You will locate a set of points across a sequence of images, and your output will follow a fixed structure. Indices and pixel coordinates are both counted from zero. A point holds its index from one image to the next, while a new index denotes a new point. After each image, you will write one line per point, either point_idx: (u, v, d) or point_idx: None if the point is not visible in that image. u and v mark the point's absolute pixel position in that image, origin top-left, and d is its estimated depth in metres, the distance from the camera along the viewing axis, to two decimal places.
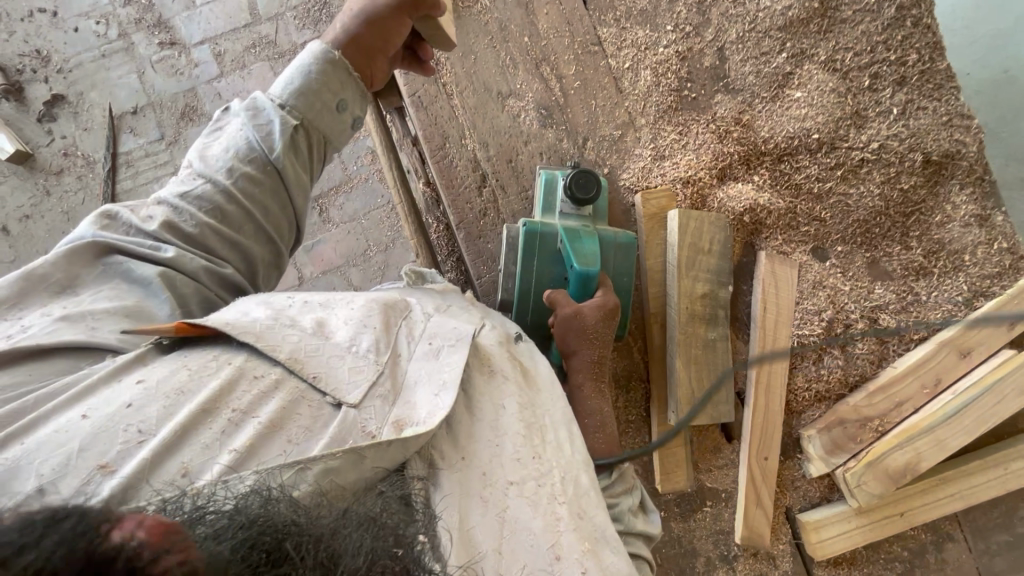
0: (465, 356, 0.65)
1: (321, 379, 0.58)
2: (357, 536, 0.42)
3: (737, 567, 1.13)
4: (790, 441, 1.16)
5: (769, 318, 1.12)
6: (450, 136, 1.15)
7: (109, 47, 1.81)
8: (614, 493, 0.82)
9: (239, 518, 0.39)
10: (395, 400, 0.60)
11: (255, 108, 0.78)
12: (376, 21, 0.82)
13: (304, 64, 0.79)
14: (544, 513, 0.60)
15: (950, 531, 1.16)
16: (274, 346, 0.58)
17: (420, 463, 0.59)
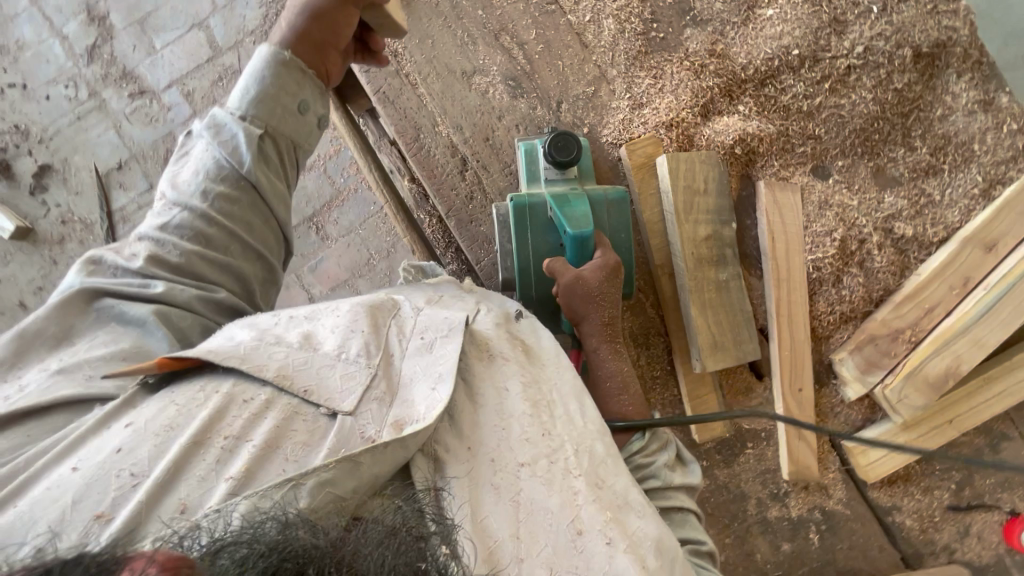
0: (459, 344, 0.65)
1: (313, 393, 0.58)
2: (378, 555, 0.41)
3: (789, 503, 1.12)
4: (822, 368, 1.13)
5: (780, 248, 1.09)
6: (422, 126, 1.13)
7: (82, 108, 1.82)
8: (649, 453, 0.80)
9: (258, 546, 0.39)
10: (391, 404, 0.59)
11: (216, 124, 0.77)
12: (322, 14, 0.80)
13: (256, 70, 0.78)
14: (559, 491, 0.59)
15: (1004, 430, 1.12)
16: (261, 366, 0.58)
17: (426, 463, 0.58)
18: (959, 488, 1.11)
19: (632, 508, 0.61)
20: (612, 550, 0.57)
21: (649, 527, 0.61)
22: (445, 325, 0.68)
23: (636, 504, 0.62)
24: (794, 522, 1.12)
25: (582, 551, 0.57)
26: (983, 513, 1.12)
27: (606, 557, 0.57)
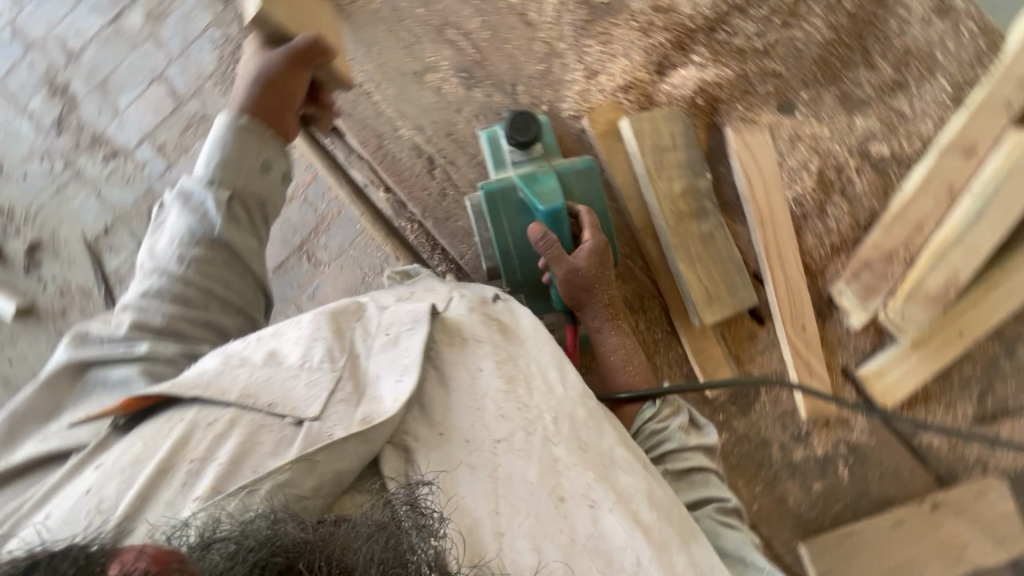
0: (423, 336, 0.66)
1: (277, 404, 0.59)
2: (367, 549, 0.46)
3: (812, 442, 1.11)
4: (823, 302, 1.12)
5: (758, 190, 1.08)
6: (383, 134, 1.13)
7: (61, 179, 1.81)
8: (662, 421, 0.85)
9: (249, 542, 0.45)
10: (359, 401, 0.61)
11: (185, 193, 0.77)
12: (278, 80, 0.80)
13: (216, 138, 0.78)
14: (536, 461, 0.61)
15: (1017, 331, 1.10)
16: (224, 390, 0.59)
17: (395, 455, 0.61)
18: (981, 398, 1.10)
19: (619, 467, 0.63)
20: (595, 511, 0.60)
21: (633, 486, 0.63)
22: (409, 318, 0.69)
23: (624, 462, 0.64)
24: (821, 460, 1.11)
25: (567, 515, 0.60)
26: (1010, 421, 1.10)
27: (590, 517, 0.60)
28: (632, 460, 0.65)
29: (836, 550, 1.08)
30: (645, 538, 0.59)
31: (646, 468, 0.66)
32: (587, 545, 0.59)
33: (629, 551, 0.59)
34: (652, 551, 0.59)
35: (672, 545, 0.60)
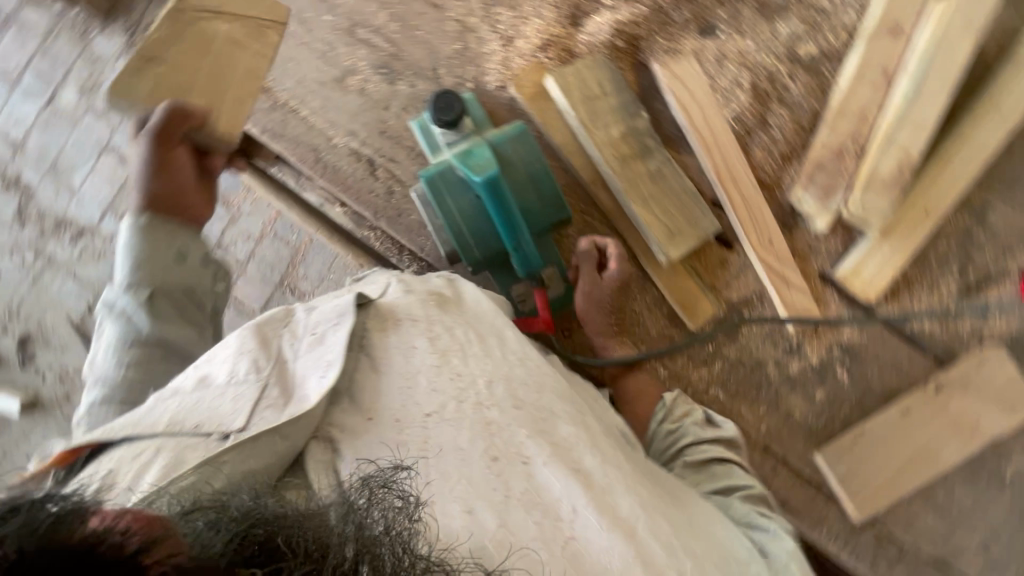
0: (346, 331, 0.74)
1: (203, 424, 0.67)
2: (341, 529, 0.57)
3: (805, 352, 1.10)
4: (785, 213, 1.11)
5: (697, 117, 1.07)
6: (319, 146, 1.13)
7: (36, 269, 1.79)
8: (676, 419, 0.98)
9: (230, 515, 0.55)
10: (286, 403, 0.69)
11: (110, 304, 0.88)
12: (156, 169, 0.93)
13: (127, 244, 0.89)
14: (468, 427, 0.69)
15: (984, 198, 1.10)
16: (154, 422, 0.68)
17: (319, 448, 0.68)
18: (962, 271, 1.09)
19: (558, 417, 0.73)
20: (530, 467, 0.68)
21: (564, 436, 0.71)
22: (335, 314, 0.78)
23: (562, 415, 0.73)
24: (818, 368, 1.10)
25: (502, 475, 0.67)
26: (995, 288, 1.09)
27: (523, 474, 0.67)
28: (569, 412, 0.74)
29: (850, 453, 1.08)
30: (580, 486, 0.67)
31: (585, 421, 0.74)
32: (524, 500, 0.66)
33: (566, 501, 0.66)
34: (586, 494, 0.67)
35: (613, 490, 0.68)
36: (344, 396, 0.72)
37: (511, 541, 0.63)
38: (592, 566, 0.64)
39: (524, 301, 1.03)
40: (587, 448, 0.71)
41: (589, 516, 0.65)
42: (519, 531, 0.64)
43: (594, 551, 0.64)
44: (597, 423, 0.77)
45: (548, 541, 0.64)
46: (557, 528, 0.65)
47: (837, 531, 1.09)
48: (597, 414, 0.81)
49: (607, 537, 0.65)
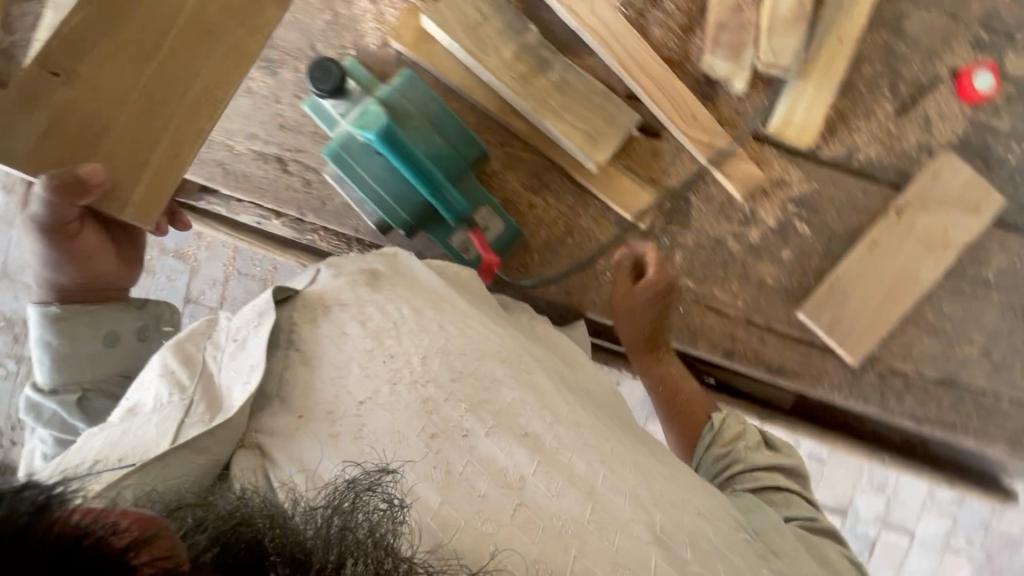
0: (267, 325, 0.83)
1: (128, 455, 0.75)
2: (323, 524, 0.60)
3: (760, 217, 1.08)
4: (702, 85, 1.07)
5: (586, 14, 1.03)
6: (224, 159, 1.10)
7: (20, 374, 1.77)
8: (725, 442, 1.05)
9: (221, 515, 0.59)
10: (211, 416, 0.77)
11: (36, 404, 0.96)
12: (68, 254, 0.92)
13: (43, 337, 0.96)
14: (405, 408, 0.76)
15: (892, 10, 1.07)
16: (81, 464, 0.74)
17: (249, 454, 0.75)
18: (892, 89, 1.07)
19: (503, 385, 0.81)
20: (471, 439, 0.76)
21: (502, 405, 0.79)
22: (256, 315, 0.86)
23: (505, 382, 0.81)
24: (778, 229, 1.08)
25: (440, 453, 0.75)
26: (929, 96, 1.07)
27: (466, 447, 0.76)
28: (513, 378, 0.82)
29: (831, 300, 1.06)
30: (526, 452, 0.76)
31: (531, 384, 0.83)
32: (468, 474, 0.74)
33: (514, 469, 0.75)
34: (535, 458, 0.76)
35: (566, 451, 0.78)
36: (275, 398, 0.79)
37: (451, 522, 0.70)
38: (548, 528, 0.72)
39: (466, 249, 1.00)
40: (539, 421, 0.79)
41: (538, 486, 0.74)
42: (460, 507, 0.71)
43: (548, 510, 0.73)
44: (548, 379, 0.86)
45: (501, 508, 0.72)
46: (509, 496, 0.74)
47: (839, 380, 1.09)
48: (542, 363, 0.89)
49: (557, 496, 0.74)
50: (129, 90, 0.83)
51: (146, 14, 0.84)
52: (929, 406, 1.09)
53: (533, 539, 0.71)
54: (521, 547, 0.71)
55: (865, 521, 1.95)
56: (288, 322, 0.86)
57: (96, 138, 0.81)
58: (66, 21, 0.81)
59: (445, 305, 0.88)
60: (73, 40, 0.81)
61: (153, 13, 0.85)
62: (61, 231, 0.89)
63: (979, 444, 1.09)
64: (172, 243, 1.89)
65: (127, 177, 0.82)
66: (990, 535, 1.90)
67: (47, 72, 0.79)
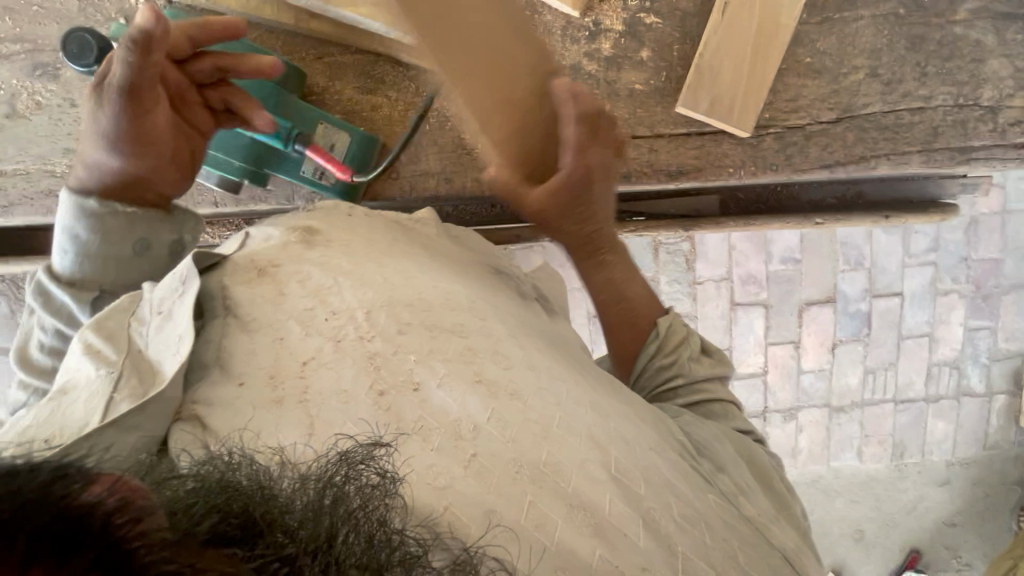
0: (191, 295, 0.64)
1: (54, 436, 0.56)
2: (310, 502, 0.46)
3: (607, 25, 1.02)
4: None
5: None
6: (50, 187, 1.01)
7: None
8: (670, 351, 0.89)
9: (208, 484, 0.44)
10: (143, 392, 0.58)
11: (43, 289, 0.75)
12: (140, 130, 0.77)
13: (68, 224, 0.76)
14: (352, 363, 0.62)
15: None
16: (3, 445, 0.56)
17: (187, 429, 0.57)
18: None
19: (457, 331, 0.68)
20: (421, 392, 0.62)
21: (451, 351, 0.65)
22: (179, 282, 0.68)
23: (456, 326, 0.68)
24: (628, 30, 1.02)
25: (390, 407, 0.60)
26: None
27: (416, 400, 0.61)
28: (466, 322, 0.69)
29: (703, 81, 1.02)
30: (481, 400, 0.62)
31: (485, 328, 0.70)
32: (416, 428, 0.59)
33: (464, 417, 0.61)
34: (489, 407, 0.62)
35: (521, 390, 0.64)
36: (214, 367, 0.62)
37: (405, 478, 0.56)
38: (502, 473, 0.59)
39: (322, 174, 0.95)
40: (503, 371, 0.66)
41: (491, 430, 0.61)
42: (416, 462, 0.57)
43: (505, 455, 0.60)
44: (503, 323, 0.72)
45: (449, 462, 0.58)
46: (460, 447, 0.59)
47: (741, 159, 1.06)
48: (488, 308, 0.74)
49: (512, 442, 0.60)
50: (476, 56, 0.73)
51: (528, 135, 0.79)
52: (835, 148, 1.07)
53: (487, 487, 0.57)
54: (512, 520, 0.57)
55: (855, 300, 1.87)
56: (220, 289, 0.70)
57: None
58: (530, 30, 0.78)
59: (385, 260, 0.76)
60: (517, 21, 0.77)
61: (532, 135, 0.80)
62: (142, 103, 0.75)
63: (893, 165, 1.08)
64: None
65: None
66: (971, 266, 1.87)
67: None
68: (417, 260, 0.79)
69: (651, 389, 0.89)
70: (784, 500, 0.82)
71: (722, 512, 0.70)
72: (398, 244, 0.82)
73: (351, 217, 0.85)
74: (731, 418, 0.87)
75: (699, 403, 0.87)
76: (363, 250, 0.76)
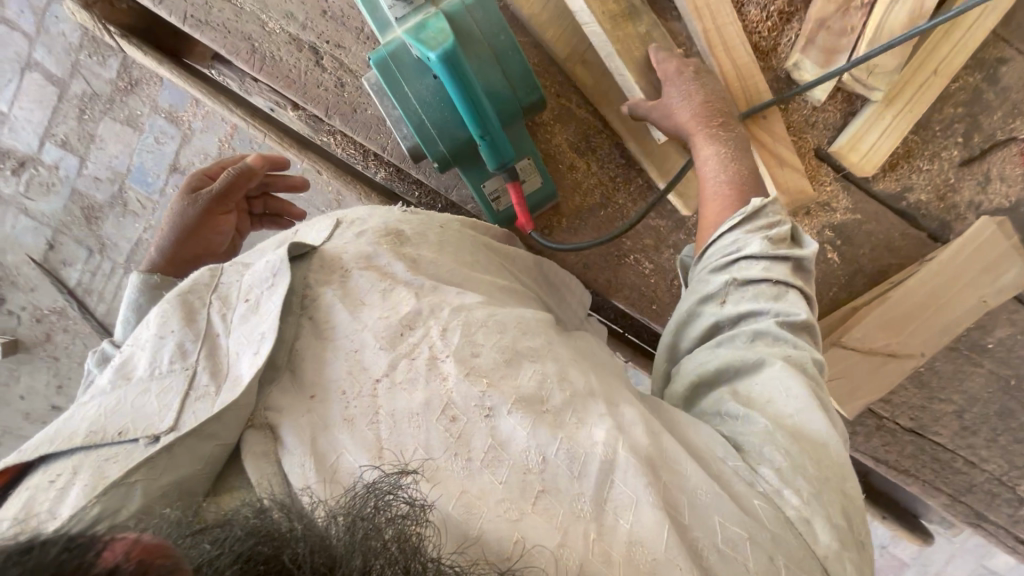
0: (283, 294, 0.60)
1: (128, 430, 0.53)
2: (349, 537, 0.44)
3: None
4: (782, 84, 1.02)
5: None
6: (252, 34, 0.97)
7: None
8: (757, 225, 0.73)
9: (236, 532, 0.43)
10: (219, 390, 0.56)
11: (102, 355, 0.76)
12: (205, 224, 0.91)
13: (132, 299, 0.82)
14: (423, 386, 0.56)
15: (999, 55, 1.00)
16: (70, 436, 0.54)
17: (259, 438, 0.54)
18: (969, 139, 1.03)
19: (527, 356, 0.59)
20: (493, 418, 0.55)
21: (526, 379, 0.57)
22: (270, 272, 0.63)
23: (527, 352, 0.59)
24: None
25: (461, 435, 0.54)
26: (999, 153, 1.03)
27: (487, 428, 0.54)
28: (538, 349, 0.60)
29: (841, 327, 1.07)
30: (547, 430, 0.54)
31: (553, 352, 0.60)
32: (486, 460, 0.53)
33: (534, 451, 0.53)
34: (557, 438, 0.54)
35: (588, 419, 0.56)
36: (284, 370, 0.59)
37: (476, 512, 0.50)
38: (568, 514, 0.51)
39: (498, 198, 0.96)
40: (567, 402, 0.57)
41: (560, 465, 0.53)
42: (486, 495, 0.51)
43: (570, 492, 0.52)
44: (566, 348, 0.63)
45: (518, 496, 0.52)
46: (527, 482, 0.52)
47: None
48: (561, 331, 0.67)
49: (581, 476, 0.53)
50: (980, 273, 1.03)
51: (922, 324, 1.05)
52: (892, 450, 1.17)
53: (554, 524, 0.50)
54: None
55: None
56: (302, 283, 0.64)
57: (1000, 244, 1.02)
58: (982, 306, 1.04)
59: (482, 274, 0.73)
60: (973, 305, 1.04)
61: (921, 330, 1.05)
62: (219, 206, 0.91)
63: (922, 490, 1.18)
64: (166, 103, 1.75)
65: (991, 243, 1.02)
66: (883, 554, 1.66)
67: (981, 301, 1.04)
68: (497, 287, 0.72)
69: (701, 272, 0.75)
70: (824, 434, 0.59)
71: (762, 530, 0.53)
72: (481, 268, 0.76)
73: (442, 229, 0.78)
74: (775, 301, 0.67)
75: (741, 287, 0.70)
76: (452, 275, 0.69)
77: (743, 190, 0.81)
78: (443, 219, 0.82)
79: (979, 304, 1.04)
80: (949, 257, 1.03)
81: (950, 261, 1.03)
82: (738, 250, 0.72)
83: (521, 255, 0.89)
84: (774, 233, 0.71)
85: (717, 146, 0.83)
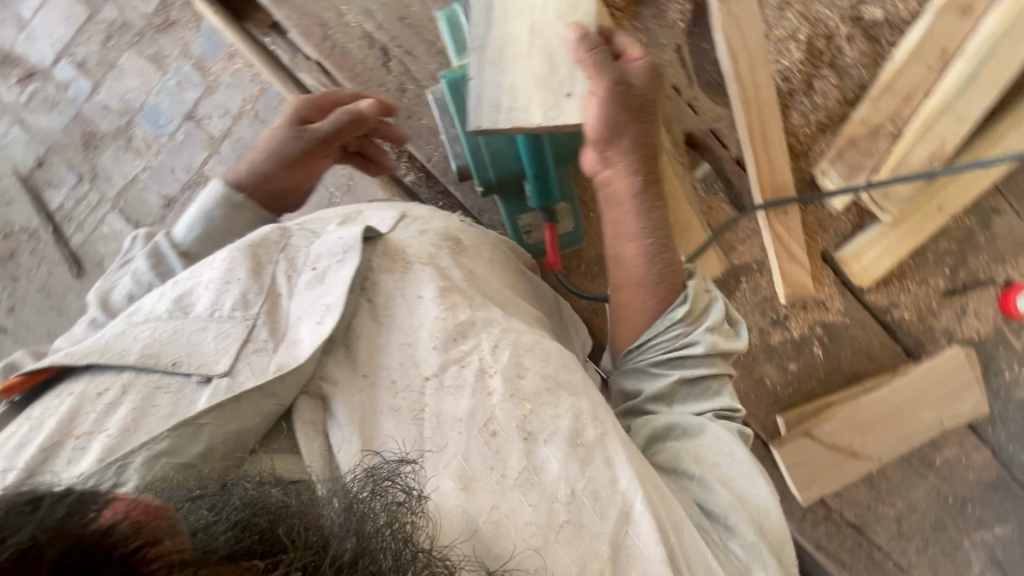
0: (352, 270, 0.62)
1: (181, 363, 0.55)
2: (337, 517, 0.45)
3: (791, 325, 1.14)
4: (806, 185, 1.10)
5: (743, 69, 1.00)
6: (327, 21, 0.99)
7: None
8: (694, 320, 0.75)
9: (233, 502, 0.43)
10: (276, 347, 0.58)
11: (158, 253, 0.81)
12: (305, 160, 0.87)
13: (205, 207, 0.84)
14: (470, 395, 0.58)
15: (993, 204, 1.11)
16: (122, 352, 0.55)
17: (311, 406, 0.56)
18: (955, 273, 1.12)
19: (565, 387, 0.61)
20: (530, 443, 0.56)
21: (563, 412, 0.59)
22: (340, 248, 0.65)
23: (567, 384, 0.61)
24: (798, 341, 1.15)
25: (499, 450, 0.56)
26: (979, 292, 1.13)
27: (522, 451, 0.56)
28: (575, 384, 0.62)
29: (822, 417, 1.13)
30: (579, 465, 0.56)
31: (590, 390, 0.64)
32: (519, 480, 0.55)
33: (563, 483, 0.55)
34: (585, 474, 0.56)
35: (612, 460, 0.57)
36: (340, 345, 0.60)
37: (504, 531, 0.52)
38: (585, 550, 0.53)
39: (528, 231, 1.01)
40: (599, 439, 0.58)
41: (585, 502, 0.55)
42: (515, 515, 0.53)
43: (591, 529, 0.54)
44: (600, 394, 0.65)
45: (544, 525, 0.53)
46: (553, 510, 0.54)
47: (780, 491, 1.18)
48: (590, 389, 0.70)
49: (601, 519, 0.55)
50: (943, 395, 1.13)
51: (891, 430, 1.13)
52: (833, 539, 1.22)
53: (576, 558, 0.53)
54: None
55: None
56: (364, 264, 0.66)
57: (965, 374, 1.12)
58: (942, 425, 1.13)
59: (522, 301, 0.77)
60: (931, 422, 1.13)
61: (889, 435, 1.13)
62: (324, 147, 0.87)
63: None
64: (198, 51, 1.73)
65: (956, 371, 1.13)
66: None
67: (938, 420, 1.13)
68: (533, 316, 0.75)
69: (642, 361, 0.76)
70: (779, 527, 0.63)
71: None
72: (519, 291, 0.80)
73: (494, 248, 0.82)
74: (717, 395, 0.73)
75: (687, 382, 0.73)
76: (497, 292, 0.73)
77: (663, 274, 0.76)
78: (496, 239, 0.85)
79: (939, 423, 1.13)
80: (922, 375, 1.13)
81: (919, 379, 1.13)
82: (682, 347, 0.74)
83: (546, 291, 0.93)
84: (708, 328, 0.74)
85: (647, 202, 0.77)
